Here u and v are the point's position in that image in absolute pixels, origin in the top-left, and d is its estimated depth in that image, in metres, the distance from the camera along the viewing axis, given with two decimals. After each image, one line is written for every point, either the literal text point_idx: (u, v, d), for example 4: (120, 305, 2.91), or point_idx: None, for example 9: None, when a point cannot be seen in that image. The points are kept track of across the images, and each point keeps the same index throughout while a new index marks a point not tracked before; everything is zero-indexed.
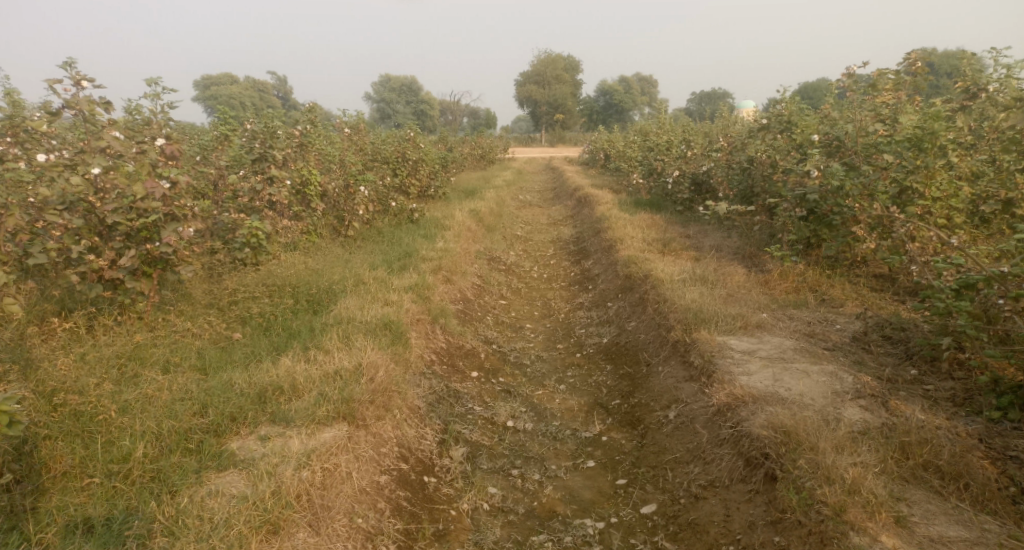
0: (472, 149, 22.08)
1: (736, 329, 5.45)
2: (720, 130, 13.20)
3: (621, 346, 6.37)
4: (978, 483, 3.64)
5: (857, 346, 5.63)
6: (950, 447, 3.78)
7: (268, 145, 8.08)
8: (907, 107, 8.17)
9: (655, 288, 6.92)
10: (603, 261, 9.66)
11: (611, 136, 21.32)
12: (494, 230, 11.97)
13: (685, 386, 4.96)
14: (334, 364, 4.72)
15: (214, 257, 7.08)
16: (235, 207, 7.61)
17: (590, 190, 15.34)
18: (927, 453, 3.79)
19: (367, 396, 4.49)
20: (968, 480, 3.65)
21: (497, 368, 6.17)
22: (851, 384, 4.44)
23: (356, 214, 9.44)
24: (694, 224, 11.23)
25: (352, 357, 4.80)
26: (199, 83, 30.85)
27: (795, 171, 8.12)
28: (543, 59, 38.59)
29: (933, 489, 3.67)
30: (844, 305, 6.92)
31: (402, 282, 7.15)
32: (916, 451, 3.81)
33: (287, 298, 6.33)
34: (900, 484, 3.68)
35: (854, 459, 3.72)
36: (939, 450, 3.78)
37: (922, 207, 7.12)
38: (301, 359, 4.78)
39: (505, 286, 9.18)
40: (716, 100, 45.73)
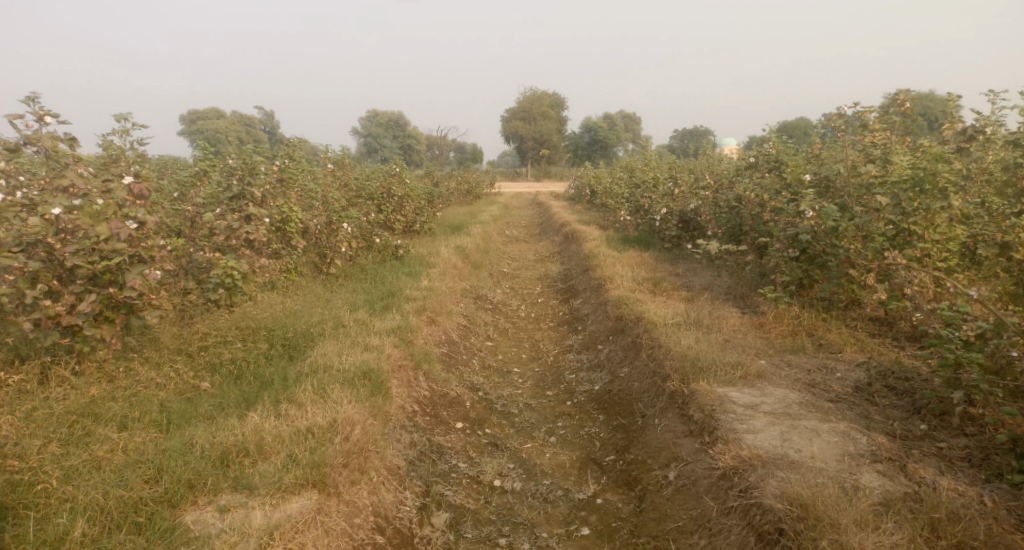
0: (458, 184, 21.92)
1: (736, 379, 5.15)
2: (707, 167, 13.08)
3: (614, 394, 6.06)
4: None
5: (861, 396, 5.34)
6: (985, 526, 3.52)
7: (247, 182, 7.89)
8: (897, 147, 7.97)
9: (648, 331, 6.63)
10: (592, 300, 9.40)
11: (597, 171, 21.24)
12: (481, 266, 11.70)
13: (684, 442, 4.65)
14: (306, 419, 4.38)
15: (186, 298, 6.78)
16: (210, 245, 7.30)
17: (577, 225, 15.14)
18: (961, 532, 3.52)
19: (341, 459, 4.15)
20: None
21: (483, 417, 5.83)
22: (864, 445, 4.15)
23: (338, 251, 9.14)
24: (683, 262, 11.02)
25: (326, 413, 4.46)
26: (183, 117, 30.63)
27: (788, 212, 7.93)
28: (529, 95, 38.79)
29: None
30: (844, 351, 6.66)
31: (384, 324, 6.82)
32: (947, 529, 3.54)
33: (260, 343, 6.01)
34: None
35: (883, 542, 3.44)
36: (974, 530, 3.52)
37: (921, 250, 6.88)
38: (270, 415, 4.43)
39: (491, 327, 8.87)
40: (697, 137, 46.33)
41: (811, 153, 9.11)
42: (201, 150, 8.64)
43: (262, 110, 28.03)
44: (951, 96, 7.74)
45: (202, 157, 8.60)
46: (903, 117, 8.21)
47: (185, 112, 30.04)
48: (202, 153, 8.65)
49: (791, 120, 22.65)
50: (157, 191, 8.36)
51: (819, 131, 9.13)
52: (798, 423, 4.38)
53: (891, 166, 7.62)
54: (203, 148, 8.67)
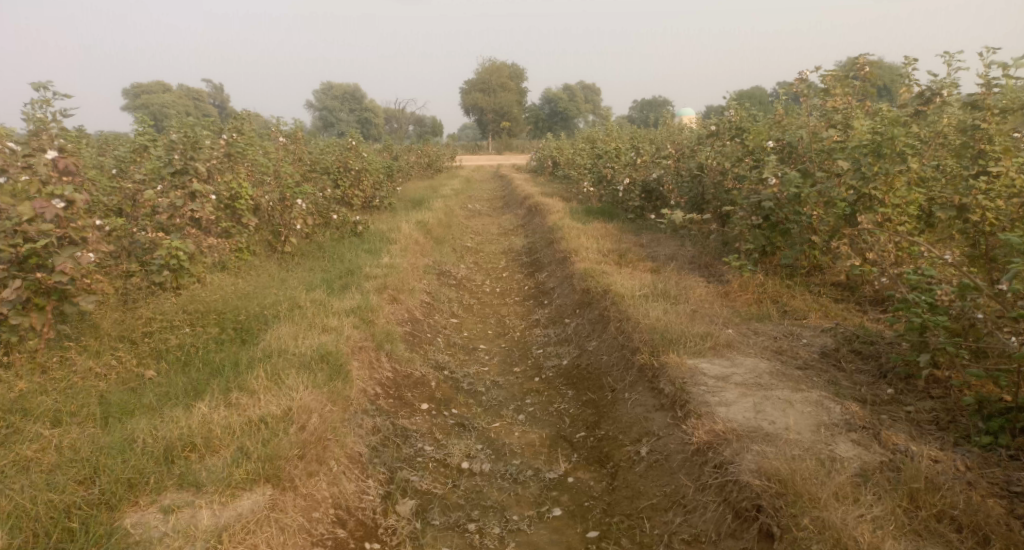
0: (419, 158, 21.52)
1: (705, 349, 5.06)
2: (669, 136, 12.97)
3: (583, 368, 5.94)
4: (998, 535, 3.33)
5: (829, 362, 5.28)
6: (963, 495, 3.48)
7: (190, 157, 7.53)
8: (857, 110, 7.90)
9: (615, 304, 6.52)
10: (557, 273, 9.27)
11: (558, 143, 21.04)
12: (444, 241, 11.48)
13: (656, 417, 4.56)
14: (258, 409, 4.17)
15: (130, 281, 6.52)
16: (153, 226, 6.99)
17: (540, 197, 14.98)
18: (940, 502, 3.48)
19: (297, 451, 3.95)
20: (987, 532, 3.35)
21: (449, 397, 5.67)
22: (839, 415, 4.09)
23: (293, 228, 8.83)
24: (647, 233, 10.92)
25: (280, 401, 4.25)
26: (130, 92, 29.56)
27: (750, 179, 7.86)
28: (488, 67, 38.27)
29: (949, 544, 3.34)
30: (810, 317, 6.62)
31: (343, 304, 6.60)
32: (927, 499, 3.49)
33: (210, 328, 5.79)
34: (913, 541, 3.35)
35: (863, 515, 3.38)
36: (952, 499, 3.48)
37: (883, 212, 6.84)
38: (220, 405, 4.24)
39: (455, 303, 8.68)
40: (657, 107, 46.32)
41: (773, 119, 9.02)
42: (138, 125, 8.15)
43: (214, 84, 27.11)
44: (910, 57, 7.65)
45: (142, 131, 8.20)
46: (863, 79, 8.12)
47: (131, 88, 28.93)
48: (140, 129, 8.18)
49: (750, 90, 22.65)
50: (96, 171, 7.97)
51: (781, 97, 9.04)
52: (771, 394, 4.31)
53: (851, 130, 7.56)
54: (144, 123, 8.26)
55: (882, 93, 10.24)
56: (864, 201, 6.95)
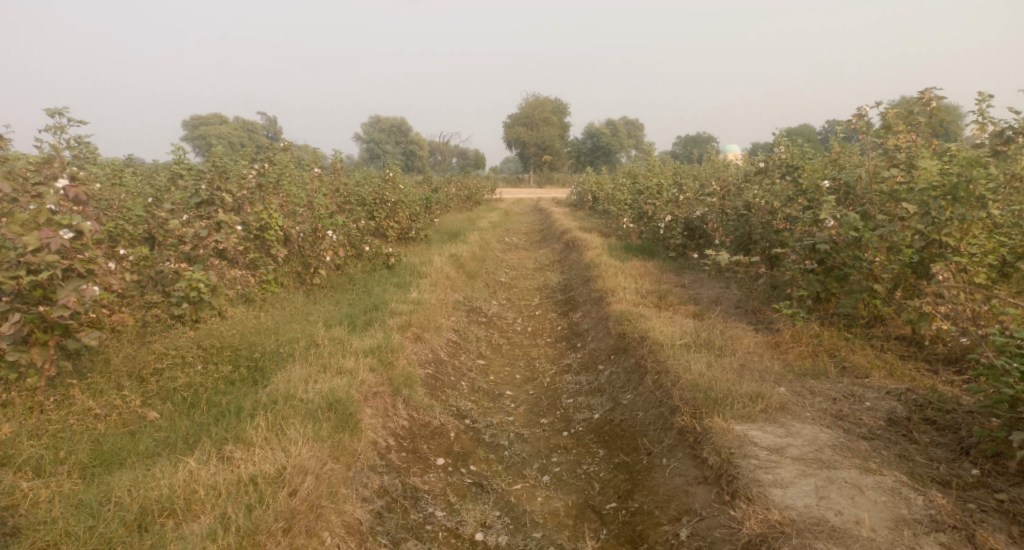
0: (459, 190, 21.30)
1: (755, 412, 4.50)
2: (714, 172, 12.47)
3: (616, 425, 5.41)
4: None
5: (898, 432, 4.78)
6: None
7: (216, 186, 7.24)
8: (922, 150, 7.36)
9: (653, 353, 6.00)
10: (593, 313, 8.77)
11: (599, 177, 20.65)
12: (477, 276, 11.07)
13: (699, 493, 4.03)
14: (250, 465, 3.82)
15: (150, 312, 6.23)
16: (176, 255, 6.66)
17: (578, 233, 14.54)
18: None
19: (282, 523, 3.52)
20: None
21: (468, 451, 5.18)
22: (920, 508, 3.51)
23: (323, 260, 8.47)
24: (689, 273, 10.37)
25: (275, 458, 3.86)
26: (188, 123, 30.08)
27: (804, 221, 7.31)
28: (532, 101, 38.23)
29: None
30: (871, 377, 6.00)
31: (363, 343, 6.19)
32: None
33: (223, 366, 5.41)
34: None
35: None
36: None
37: (955, 262, 6.23)
38: (211, 459, 3.86)
39: (484, 342, 8.23)
40: (700, 143, 45.86)
41: (829, 158, 8.48)
42: (174, 154, 7.51)
43: (265, 113, 27.38)
44: (980, 94, 7.14)
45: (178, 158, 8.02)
46: (928, 117, 7.59)
47: (191, 121, 29.63)
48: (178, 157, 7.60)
49: (799, 125, 21.95)
50: (125, 197, 7.75)
51: (838, 134, 8.53)
52: (836, 476, 3.75)
53: (916, 172, 7.01)
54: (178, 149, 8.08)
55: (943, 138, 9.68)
56: (933, 248, 6.38)
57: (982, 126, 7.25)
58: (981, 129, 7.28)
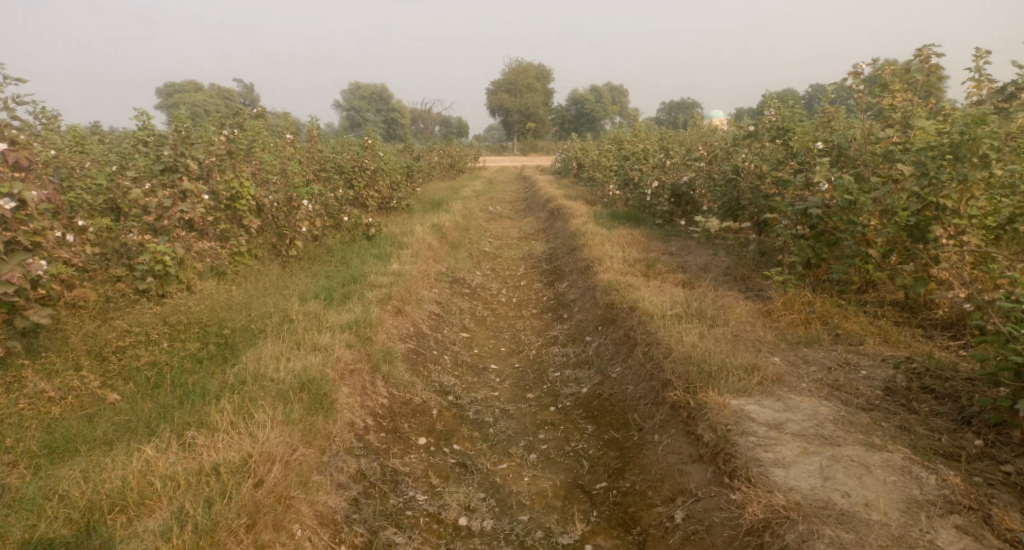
0: (442, 158, 20.90)
1: (751, 386, 4.29)
2: (702, 137, 12.18)
3: (605, 399, 5.20)
4: None
5: (897, 402, 4.59)
6: None
7: (180, 153, 6.82)
8: (916, 109, 7.13)
9: (643, 324, 5.77)
10: (579, 283, 8.54)
11: (584, 144, 20.31)
12: (460, 246, 10.78)
13: (694, 472, 3.84)
14: (213, 454, 3.59)
15: (114, 287, 5.94)
16: (140, 227, 6.33)
17: (564, 200, 14.26)
18: None
19: (246, 518, 3.31)
20: None
21: (451, 430, 4.95)
22: (934, 489, 3.32)
23: (299, 231, 8.12)
24: (676, 241, 10.14)
25: (240, 446, 3.64)
26: (162, 90, 29.33)
27: (795, 183, 7.07)
28: (515, 68, 37.58)
29: None
30: (867, 344, 5.82)
31: (340, 317, 5.92)
32: None
33: (190, 343, 5.14)
34: None
35: None
36: None
37: (954, 225, 6.01)
38: (171, 447, 3.64)
39: (468, 314, 7.98)
40: (685, 110, 45.44)
41: (821, 119, 8.23)
42: (139, 119, 6.78)
43: (244, 82, 26.67)
44: (977, 50, 6.91)
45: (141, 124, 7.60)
46: (925, 75, 7.33)
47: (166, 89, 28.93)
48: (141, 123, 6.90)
49: (784, 90, 21.68)
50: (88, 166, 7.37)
51: (829, 94, 8.28)
52: (842, 455, 3.56)
53: (912, 132, 6.77)
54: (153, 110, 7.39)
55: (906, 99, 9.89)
56: (930, 210, 6.15)
57: (979, 84, 7.03)
58: (978, 87, 7.07)
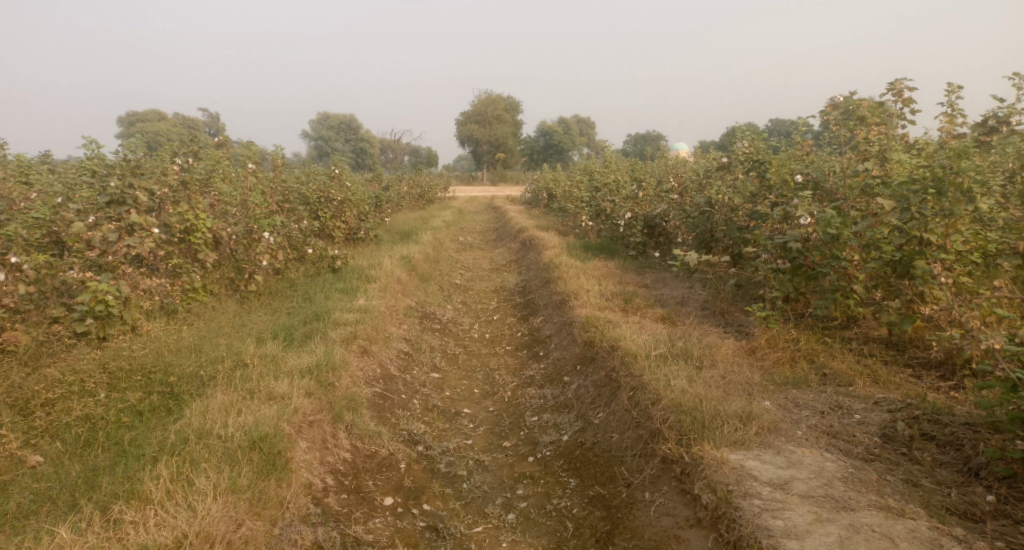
0: (411, 188, 20.54)
1: (749, 438, 3.94)
2: (674, 168, 11.99)
3: (588, 448, 4.82)
4: None
5: (896, 451, 4.21)
6: None
7: (128, 184, 6.36)
8: (893, 142, 6.92)
9: (627, 365, 5.42)
10: (555, 318, 8.19)
11: (554, 173, 20.09)
12: (430, 279, 10.37)
13: (694, 539, 3.59)
14: (139, 534, 3.38)
15: (50, 331, 5.50)
16: (81, 263, 5.87)
17: (535, 231, 13.97)
18: None
19: None
20: None
21: (421, 486, 4.53)
22: None
23: (259, 265, 7.66)
24: (651, 273, 9.84)
25: (169, 527, 3.43)
26: (123, 119, 28.60)
27: (774, 216, 6.80)
28: (484, 99, 37.54)
29: None
30: (856, 385, 5.44)
31: (299, 361, 5.47)
32: None
33: (130, 394, 4.79)
34: None
35: None
36: None
37: (940, 260, 5.70)
38: (91, 525, 3.43)
39: (439, 352, 7.57)
40: (651, 142, 45.79)
41: (796, 151, 8.00)
42: (87, 148, 6.19)
43: (208, 111, 26.13)
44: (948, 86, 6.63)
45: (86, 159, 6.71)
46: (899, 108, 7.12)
47: (127, 117, 28.26)
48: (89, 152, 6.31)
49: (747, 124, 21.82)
50: (31, 198, 6.89)
51: (801, 127, 8.07)
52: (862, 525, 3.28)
53: (890, 164, 6.54)
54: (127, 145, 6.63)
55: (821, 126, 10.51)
56: (913, 245, 5.80)
57: (954, 118, 6.86)
58: (951, 122, 6.91)
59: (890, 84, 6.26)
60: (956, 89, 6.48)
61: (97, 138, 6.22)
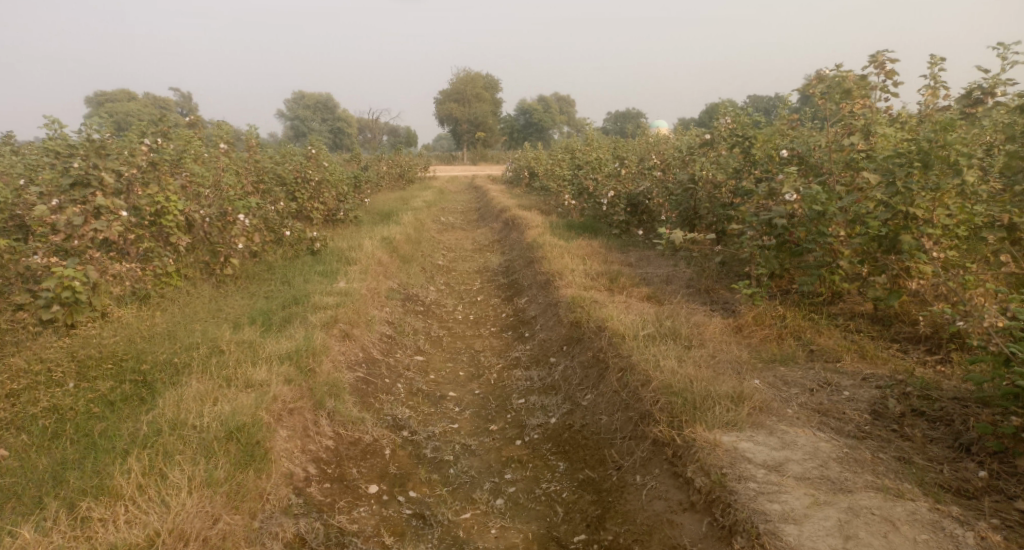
0: (390, 168, 20.29)
1: (740, 420, 3.88)
2: (656, 145, 11.86)
3: (577, 431, 4.74)
4: None
5: (887, 427, 4.13)
6: None
7: (92, 164, 6.13)
8: (877, 115, 6.83)
9: (614, 346, 5.33)
10: (539, 298, 8.09)
11: (535, 152, 19.92)
12: (412, 260, 10.22)
13: (687, 524, 3.53)
14: (111, 534, 3.26)
15: (15, 320, 5.35)
16: (46, 248, 5.69)
17: (518, 210, 13.83)
18: None
19: None
20: None
21: (406, 473, 4.45)
22: None
23: (235, 247, 7.47)
24: (635, 252, 9.77)
25: (142, 525, 3.31)
26: (93, 99, 27.95)
27: (759, 192, 6.69)
28: (463, 77, 37.13)
29: None
30: (844, 361, 5.37)
31: (278, 346, 5.34)
32: None
33: (101, 383, 4.66)
34: None
35: None
36: None
37: (926, 235, 5.54)
38: (58, 524, 3.30)
39: (422, 334, 7.45)
40: (630, 119, 45.62)
41: (780, 126, 7.88)
42: (48, 129, 6.04)
43: (181, 91, 25.63)
44: (932, 58, 6.42)
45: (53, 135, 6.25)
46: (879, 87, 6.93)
47: (97, 97, 27.69)
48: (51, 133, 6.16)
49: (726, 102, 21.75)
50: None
51: (786, 104, 7.94)
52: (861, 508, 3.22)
53: (875, 138, 6.44)
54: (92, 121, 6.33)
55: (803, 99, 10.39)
56: (899, 219, 5.69)
57: (937, 91, 6.74)
58: (934, 95, 6.80)
59: (873, 56, 6.12)
60: (938, 61, 6.36)
61: (59, 119, 6.02)
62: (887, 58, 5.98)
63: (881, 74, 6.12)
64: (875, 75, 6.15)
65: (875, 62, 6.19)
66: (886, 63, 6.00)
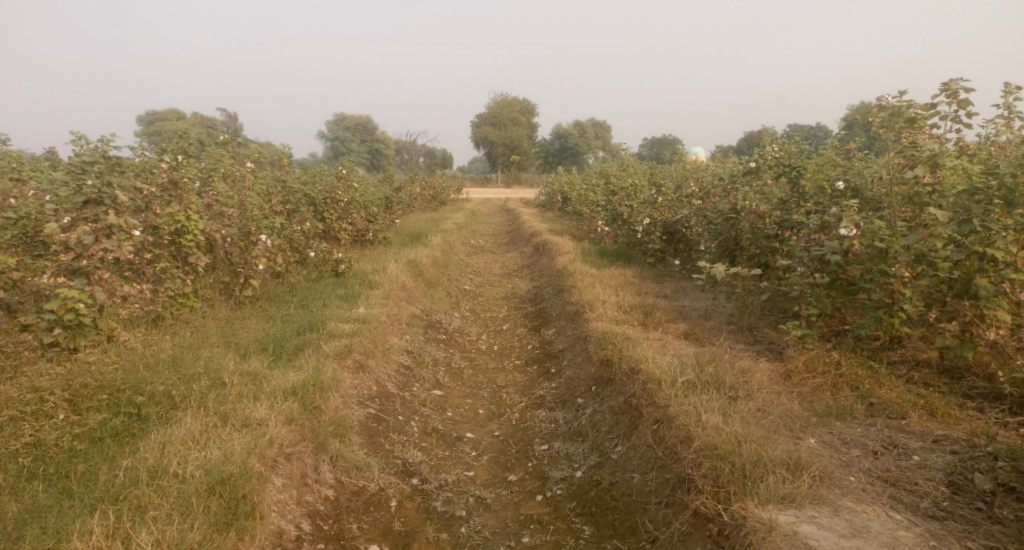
0: (424, 190, 20.03)
1: (788, 499, 3.49)
2: (695, 172, 11.33)
3: (604, 490, 4.27)
4: None
5: (969, 507, 3.55)
6: None
7: (107, 182, 5.67)
8: (944, 145, 6.23)
9: (649, 391, 4.81)
10: (569, 330, 7.59)
11: (569, 176, 19.49)
12: (438, 285, 9.80)
13: None
14: None
15: (15, 343, 5.00)
16: (56, 267, 5.35)
17: (550, 235, 13.37)
18: None
19: None
20: None
21: (413, 532, 4.01)
22: None
23: (256, 269, 7.08)
24: (672, 283, 9.24)
25: None
26: (142, 118, 28.26)
27: (809, 225, 6.10)
28: (500, 101, 37.01)
29: None
30: (910, 419, 4.79)
31: (286, 379, 4.90)
32: None
33: (91, 416, 4.26)
34: None
35: None
36: None
37: (1006, 280, 4.94)
38: None
39: (443, 366, 6.98)
40: (665, 145, 45.06)
41: (832, 156, 7.34)
42: (74, 144, 5.53)
43: (229, 111, 25.81)
44: (1005, 87, 5.83)
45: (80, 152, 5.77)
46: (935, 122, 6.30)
47: (145, 115, 28.03)
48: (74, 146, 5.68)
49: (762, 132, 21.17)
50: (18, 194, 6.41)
51: (841, 133, 7.40)
52: None
53: (942, 170, 5.85)
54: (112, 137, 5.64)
55: (854, 127, 9.78)
56: (973, 261, 5.10)
57: (1010, 123, 6.13)
58: (1006, 127, 6.19)
59: (946, 84, 5.57)
60: (1013, 90, 5.77)
61: (81, 134, 5.53)
62: (964, 87, 5.44)
63: (953, 103, 5.56)
64: (946, 105, 5.61)
65: (945, 91, 5.63)
66: (962, 92, 5.45)
